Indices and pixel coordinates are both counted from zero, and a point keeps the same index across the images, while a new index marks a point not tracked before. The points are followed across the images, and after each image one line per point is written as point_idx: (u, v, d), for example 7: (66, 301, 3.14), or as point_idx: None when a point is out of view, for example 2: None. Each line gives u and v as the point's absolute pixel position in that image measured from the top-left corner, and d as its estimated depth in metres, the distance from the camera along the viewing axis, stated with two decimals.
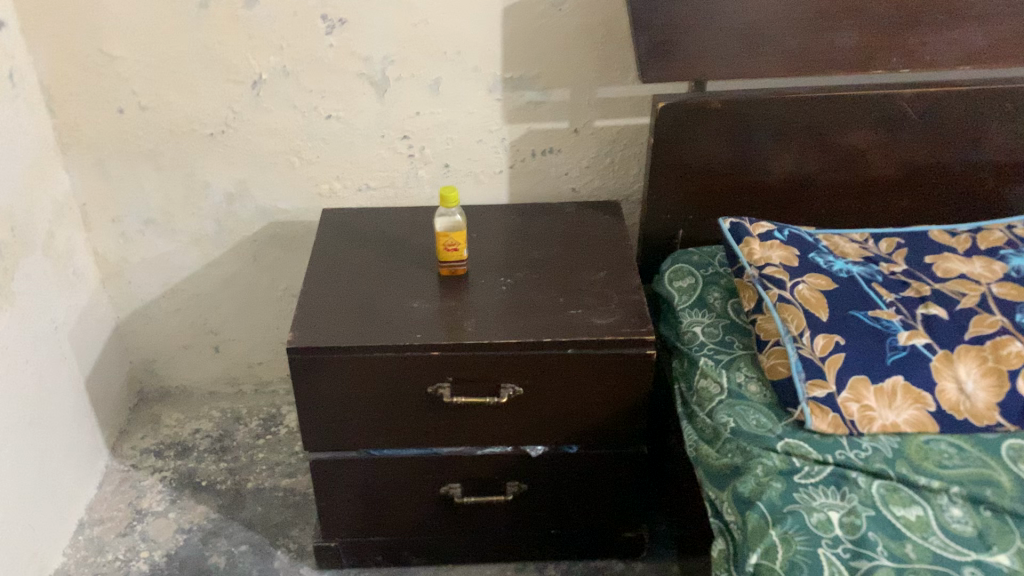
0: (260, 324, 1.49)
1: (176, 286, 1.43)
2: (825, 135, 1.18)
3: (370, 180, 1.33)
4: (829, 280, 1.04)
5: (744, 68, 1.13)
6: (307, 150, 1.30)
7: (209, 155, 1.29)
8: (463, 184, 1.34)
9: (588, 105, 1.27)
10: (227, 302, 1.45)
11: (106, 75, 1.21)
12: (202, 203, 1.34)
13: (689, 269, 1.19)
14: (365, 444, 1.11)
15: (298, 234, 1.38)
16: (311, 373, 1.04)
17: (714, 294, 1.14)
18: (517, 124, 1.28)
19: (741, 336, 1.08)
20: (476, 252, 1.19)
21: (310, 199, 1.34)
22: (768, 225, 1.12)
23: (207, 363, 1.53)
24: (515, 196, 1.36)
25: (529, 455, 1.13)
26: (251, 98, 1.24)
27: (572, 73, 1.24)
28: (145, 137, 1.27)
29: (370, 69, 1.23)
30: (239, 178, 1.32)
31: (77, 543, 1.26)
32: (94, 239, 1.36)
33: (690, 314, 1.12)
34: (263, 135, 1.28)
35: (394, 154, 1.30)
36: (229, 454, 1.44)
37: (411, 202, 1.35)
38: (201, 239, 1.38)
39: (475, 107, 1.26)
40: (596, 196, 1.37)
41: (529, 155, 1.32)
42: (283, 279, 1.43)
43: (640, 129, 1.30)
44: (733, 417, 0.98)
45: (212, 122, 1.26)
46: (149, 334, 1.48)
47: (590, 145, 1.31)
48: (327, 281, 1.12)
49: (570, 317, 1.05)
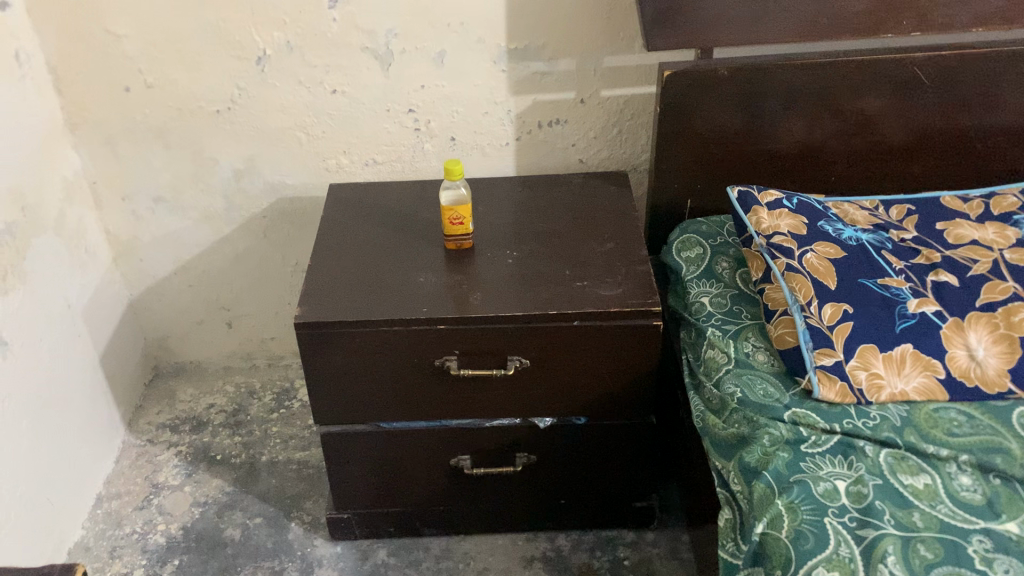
0: (272, 300, 1.49)
1: (187, 263, 1.43)
2: (835, 101, 1.16)
3: (376, 155, 1.33)
4: (838, 248, 1.03)
5: (751, 35, 1.11)
6: (314, 126, 1.29)
7: (216, 132, 1.29)
8: (470, 156, 1.34)
9: (594, 74, 1.26)
10: (239, 278, 1.46)
11: (112, 54, 1.21)
12: (210, 180, 1.34)
13: (699, 240, 1.18)
14: (375, 417, 1.12)
15: (306, 209, 1.38)
16: (320, 348, 1.04)
17: (722, 264, 1.13)
18: (523, 96, 1.27)
19: (749, 306, 1.07)
20: (483, 225, 1.19)
21: (318, 174, 1.34)
22: (776, 193, 1.11)
23: (221, 338, 1.54)
24: (523, 168, 1.36)
25: (537, 427, 1.13)
26: (256, 73, 1.24)
27: (578, 43, 1.23)
28: (152, 115, 1.27)
29: (375, 43, 1.22)
30: (247, 155, 1.32)
31: (95, 516, 1.28)
32: (105, 217, 1.37)
33: (698, 284, 1.12)
34: (269, 111, 1.28)
35: (400, 128, 1.30)
36: (243, 428, 1.45)
37: (419, 176, 1.35)
38: (211, 215, 1.38)
39: (480, 79, 1.26)
40: (604, 166, 1.36)
41: (536, 127, 1.31)
42: (294, 254, 1.44)
43: (647, 98, 1.29)
44: (741, 386, 0.97)
45: (218, 99, 1.26)
46: (163, 311, 1.49)
47: (598, 115, 1.30)
48: (336, 255, 1.13)
49: (576, 289, 1.05)
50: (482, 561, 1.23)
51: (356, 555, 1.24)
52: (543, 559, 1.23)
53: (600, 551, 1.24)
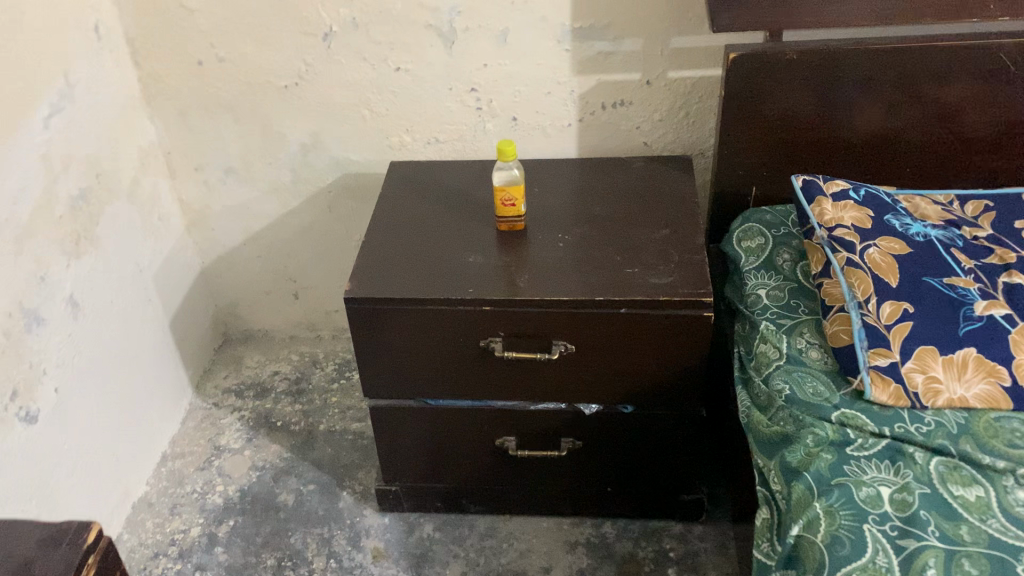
0: (337, 272, 1.51)
1: (256, 234, 1.47)
2: (913, 88, 1.11)
3: (439, 133, 1.33)
4: (903, 244, 0.98)
5: (820, 17, 1.06)
6: (378, 103, 1.31)
7: (284, 106, 1.32)
8: (533, 137, 1.33)
9: (661, 55, 1.24)
10: (305, 250, 1.48)
11: (186, 28, 1.24)
12: (278, 153, 1.37)
13: (761, 230, 1.14)
14: (422, 393, 1.13)
15: (369, 184, 1.40)
16: (370, 323, 1.06)
17: (783, 256, 1.10)
18: (587, 76, 1.26)
19: (806, 300, 1.03)
20: (539, 207, 1.18)
21: (381, 150, 1.36)
22: (843, 183, 1.06)
23: (287, 309, 1.57)
24: (586, 150, 1.34)
25: (582, 412, 1.12)
26: (323, 49, 1.26)
27: (644, 23, 1.21)
28: (224, 88, 1.30)
29: (438, 21, 1.22)
30: (314, 129, 1.34)
31: (159, 474, 1.34)
32: (179, 186, 1.41)
33: (756, 276, 1.08)
34: (335, 86, 1.29)
35: (462, 106, 1.30)
36: (304, 397, 1.48)
37: (481, 154, 1.35)
38: (279, 188, 1.41)
39: (544, 59, 1.25)
40: (670, 150, 1.33)
41: (600, 108, 1.29)
42: (358, 230, 1.46)
43: (716, 81, 1.25)
44: (790, 383, 0.93)
45: (286, 74, 1.28)
46: (233, 279, 1.53)
47: (663, 98, 1.28)
48: (392, 232, 1.14)
49: (626, 276, 1.04)
50: (526, 542, 1.23)
51: (403, 527, 1.26)
52: (587, 544, 1.23)
53: (645, 541, 1.23)
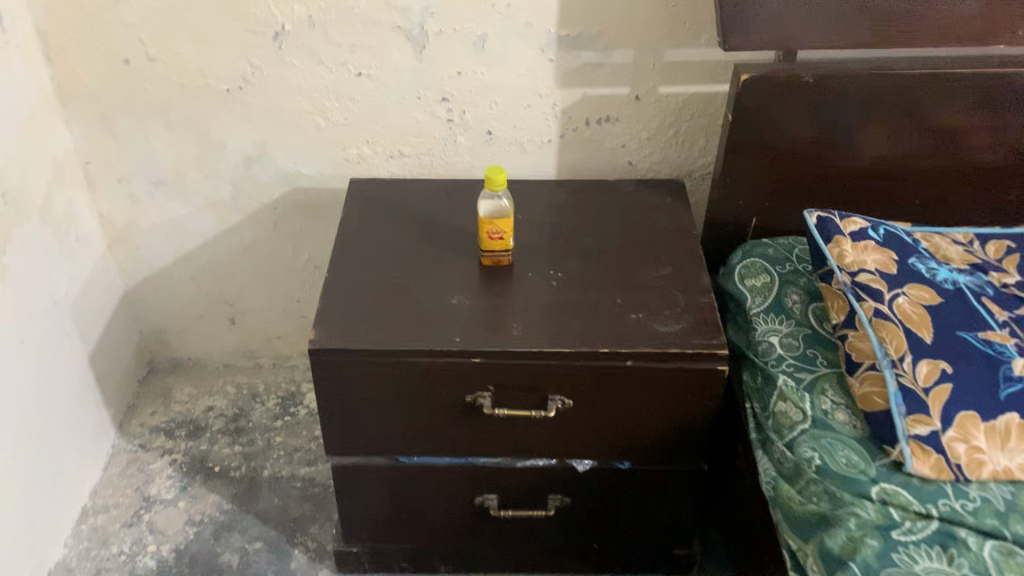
0: (280, 296, 1.35)
1: (190, 253, 1.29)
2: (930, 118, 1.02)
3: (403, 146, 1.19)
4: (933, 292, 0.90)
5: (840, 37, 0.97)
6: (334, 112, 1.15)
7: (227, 112, 1.15)
8: (508, 153, 1.20)
9: (652, 69, 1.13)
10: (246, 271, 1.32)
11: (111, 22, 1.07)
12: (217, 164, 1.20)
13: (765, 267, 1.04)
14: (394, 451, 1.00)
15: (321, 201, 1.24)
16: (339, 378, 0.92)
17: (793, 296, 1.00)
18: (571, 89, 1.14)
19: (825, 350, 0.94)
20: (523, 239, 1.05)
21: (337, 164, 1.20)
22: (860, 221, 0.98)
23: (222, 335, 1.39)
24: (565, 168, 1.22)
25: (574, 470, 1.01)
26: (272, 50, 1.10)
27: (638, 33, 1.09)
28: (154, 91, 1.13)
29: (408, 22, 1.08)
30: (259, 139, 1.18)
31: (79, 533, 1.17)
32: (99, 200, 1.23)
33: (765, 320, 0.98)
34: (285, 92, 1.14)
35: (431, 118, 1.16)
36: (244, 437, 1.32)
37: (449, 171, 1.22)
38: (216, 203, 1.24)
39: (525, 68, 1.12)
40: (655, 171, 1.23)
41: (583, 124, 1.17)
42: (306, 250, 1.30)
43: (710, 99, 1.15)
44: (820, 452, 0.84)
45: (229, 77, 1.12)
46: (160, 303, 1.35)
47: (653, 114, 1.17)
48: (359, 267, 1.00)
49: (630, 323, 0.93)
50: None
51: None
52: None
53: None
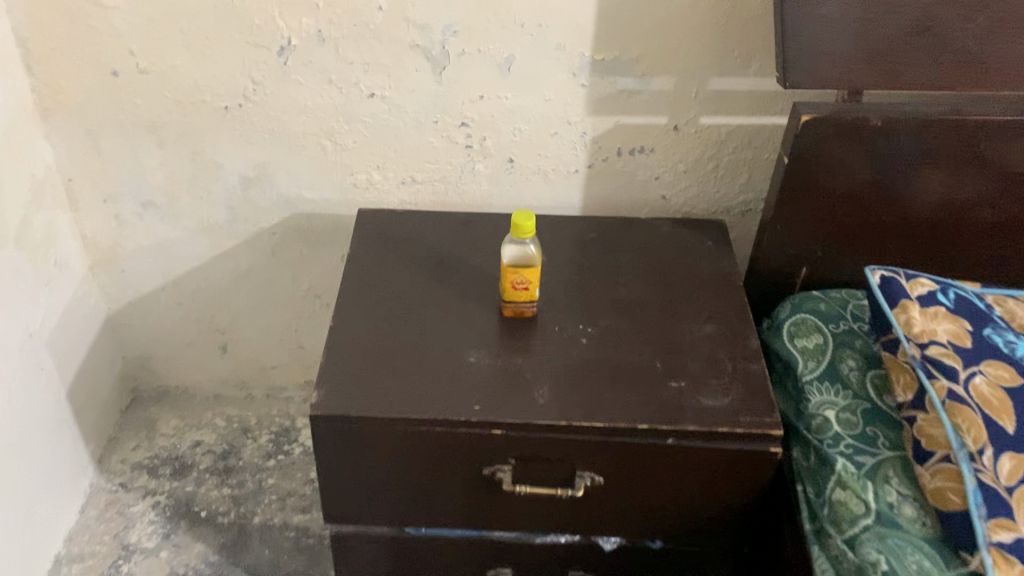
0: (276, 326, 1.24)
1: (179, 278, 1.19)
2: (1009, 171, 0.91)
3: (416, 172, 1.09)
4: (1014, 372, 0.80)
5: (914, 78, 0.86)
6: (343, 134, 1.05)
7: (224, 130, 1.05)
8: (530, 183, 1.09)
9: (694, 98, 1.02)
10: (240, 299, 1.21)
11: (99, 30, 0.96)
12: (212, 186, 1.10)
13: (817, 325, 0.95)
14: (399, 521, 0.90)
15: (324, 227, 1.14)
16: (343, 445, 0.82)
17: (849, 363, 0.91)
18: (604, 117, 1.03)
19: (887, 429, 0.84)
20: (548, 286, 0.95)
21: (344, 190, 1.10)
22: (928, 283, 0.88)
23: (213, 364, 1.29)
24: (591, 201, 1.11)
25: (599, 546, 0.92)
26: (277, 66, 0.99)
27: (680, 59, 0.99)
28: (145, 106, 1.02)
29: (427, 41, 0.98)
30: (259, 160, 1.07)
31: None
32: (82, 220, 1.12)
33: (819, 390, 0.89)
34: (290, 112, 1.03)
35: (448, 143, 1.06)
36: (233, 478, 1.22)
37: (465, 201, 1.11)
38: (210, 227, 1.13)
39: (554, 94, 1.02)
40: (690, 207, 1.12)
41: (615, 154, 1.07)
42: (306, 278, 1.19)
43: (755, 132, 1.05)
44: (886, 554, 0.75)
45: (228, 93, 1.02)
46: (146, 329, 1.24)
47: (692, 146, 1.06)
48: (366, 315, 0.89)
49: (671, 394, 0.83)
50: None
51: None
52: None
53: None
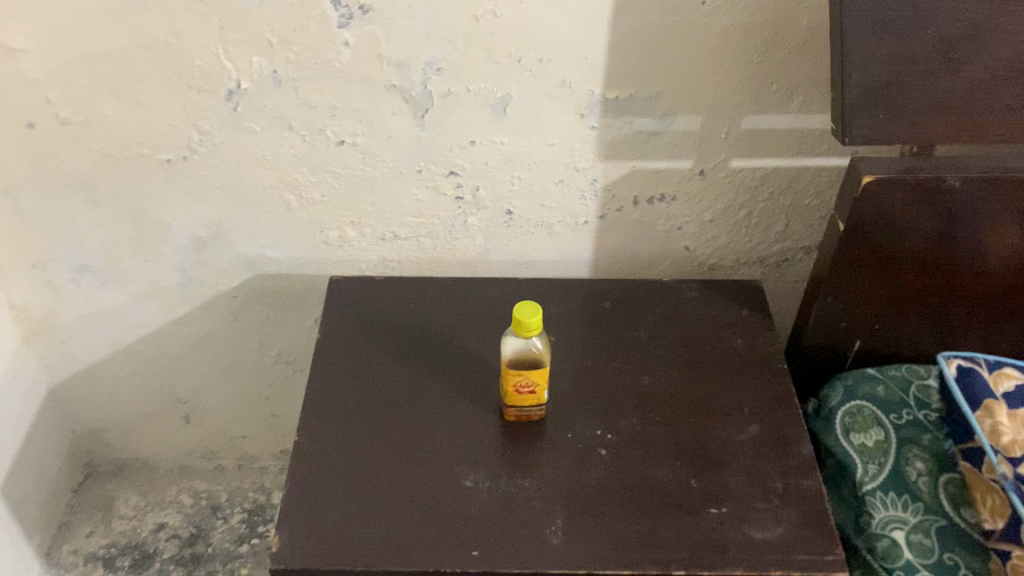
0: (246, 392, 1.10)
1: (129, 347, 1.03)
2: None
3: (398, 228, 0.93)
4: None
5: (1003, 131, 0.70)
6: (309, 188, 0.89)
7: (169, 187, 0.89)
8: (532, 236, 0.94)
9: (725, 139, 0.86)
10: (202, 366, 1.06)
11: (7, 78, 0.79)
12: (159, 248, 0.94)
13: (876, 417, 0.80)
14: None
15: (293, 291, 0.99)
16: None
17: (917, 467, 0.76)
18: (618, 162, 0.87)
19: (969, 558, 0.70)
20: (557, 378, 0.80)
21: (313, 249, 0.94)
22: (1017, 378, 0.74)
23: (175, 434, 1.14)
24: (603, 254, 0.96)
25: None
26: (226, 113, 0.83)
27: (709, 95, 0.83)
28: (71, 162, 0.86)
29: (406, 80, 0.81)
30: (212, 219, 0.91)
31: None
32: (8, 289, 0.96)
33: (885, 505, 0.74)
34: (245, 165, 0.87)
35: (435, 195, 0.90)
36: (201, 568, 1.08)
37: (455, 257, 0.96)
38: (160, 291, 0.98)
39: (558, 136, 0.85)
40: (718, 258, 0.97)
41: (630, 204, 0.91)
42: (275, 343, 1.04)
43: (796, 175, 0.89)
44: None
45: (170, 145, 0.85)
46: (97, 400, 1.09)
47: (721, 192, 0.90)
48: (340, 428, 0.75)
49: (709, 524, 0.69)
50: None
51: None
52: None
53: None
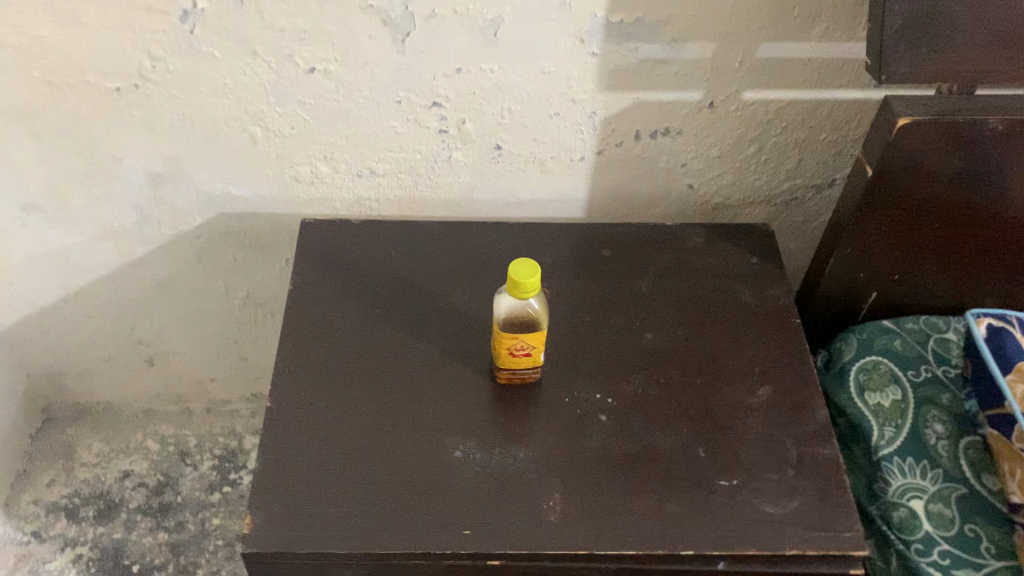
0: (213, 336, 1.03)
1: (84, 289, 0.95)
2: None
3: (375, 164, 0.84)
4: None
5: None
6: (277, 120, 0.80)
7: (119, 119, 0.79)
8: (522, 173, 0.86)
9: (739, 69, 0.78)
10: (164, 309, 0.98)
11: None
12: (110, 184, 0.85)
13: (893, 374, 0.75)
14: None
15: (261, 231, 0.90)
16: None
17: (936, 429, 0.71)
18: (619, 93, 0.79)
19: (992, 529, 0.66)
20: (553, 335, 0.74)
21: (283, 186, 0.86)
22: None
23: (139, 378, 1.07)
24: (599, 193, 0.88)
25: None
26: (181, 35, 0.73)
27: (725, 19, 0.74)
28: (5, 90, 0.76)
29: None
30: (169, 153, 0.82)
31: None
32: None
33: (903, 471, 0.70)
34: (204, 94, 0.78)
35: (417, 128, 0.81)
36: (170, 519, 1.03)
37: (438, 196, 0.88)
38: (115, 231, 0.89)
39: (555, 65, 0.77)
40: (723, 196, 0.90)
41: (632, 138, 0.83)
42: (243, 285, 0.96)
43: (813, 108, 0.81)
44: None
45: (117, 71, 0.75)
46: (51, 344, 1.01)
47: (730, 126, 0.83)
48: (317, 394, 0.68)
49: (719, 498, 0.63)
50: None
51: None
52: None
53: None
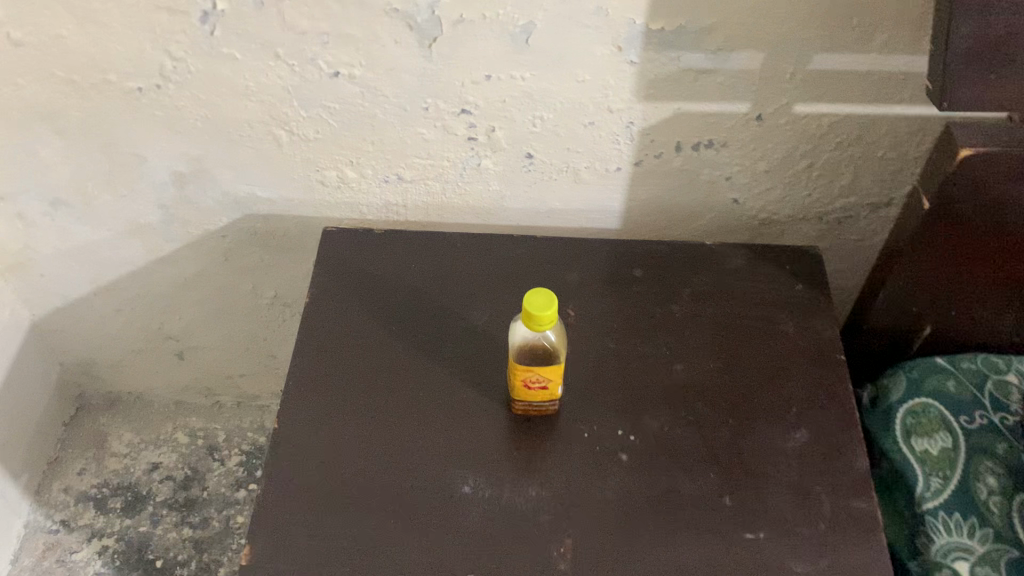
0: (242, 333, 1.01)
1: (112, 284, 0.94)
2: None
3: (402, 170, 0.81)
4: None
5: None
6: (300, 124, 0.77)
7: (141, 119, 0.77)
8: (555, 182, 0.81)
9: (790, 80, 0.72)
10: (192, 306, 0.97)
11: None
12: (135, 184, 0.83)
13: (944, 418, 0.69)
14: None
15: (286, 233, 0.88)
16: None
17: (990, 483, 0.66)
18: (659, 103, 0.74)
19: None
20: (576, 362, 0.70)
21: (308, 189, 0.83)
22: None
23: (170, 370, 1.07)
24: (637, 205, 0.84)
25: None
26: (201, 37, 0.70)
27: (777, 29, 0.68)
28: (27, 90, 0.74)
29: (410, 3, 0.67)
30: (192, 154, 0.80)
31: None
32: None
33: (951, 528, 0.64)
34: (226, 96, 0.75)
35: (445, 134, 0.77)
36: (196, 514, 1.03)
37: (467, 203, 0.84)
38: (141, 229, 0.88)
39: (591, 73, 0.72)
40: (770, 211, 0.84)
41: (672, 150, 0.78)
42: (270, 285, 0.95)
43: (870, 123, 0.75)
44: None
45: (138, 71, 0.73)
46: (83, 336, 1.01)
47: (780, 140, 0.77)
48: (326, 417, 0.66)
49: (743, 551, 0.59)
50: None
51: None
52: None
53: None
